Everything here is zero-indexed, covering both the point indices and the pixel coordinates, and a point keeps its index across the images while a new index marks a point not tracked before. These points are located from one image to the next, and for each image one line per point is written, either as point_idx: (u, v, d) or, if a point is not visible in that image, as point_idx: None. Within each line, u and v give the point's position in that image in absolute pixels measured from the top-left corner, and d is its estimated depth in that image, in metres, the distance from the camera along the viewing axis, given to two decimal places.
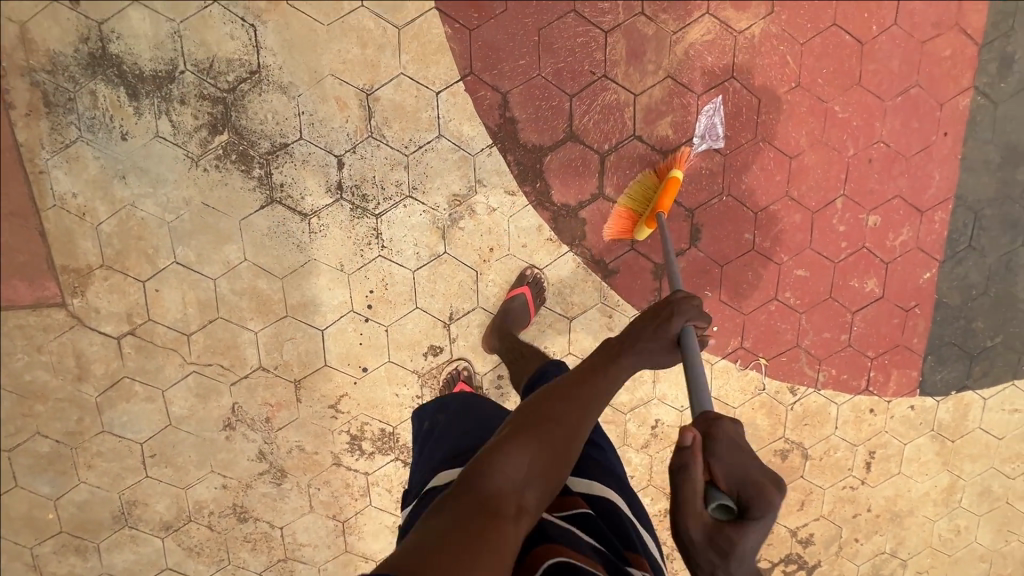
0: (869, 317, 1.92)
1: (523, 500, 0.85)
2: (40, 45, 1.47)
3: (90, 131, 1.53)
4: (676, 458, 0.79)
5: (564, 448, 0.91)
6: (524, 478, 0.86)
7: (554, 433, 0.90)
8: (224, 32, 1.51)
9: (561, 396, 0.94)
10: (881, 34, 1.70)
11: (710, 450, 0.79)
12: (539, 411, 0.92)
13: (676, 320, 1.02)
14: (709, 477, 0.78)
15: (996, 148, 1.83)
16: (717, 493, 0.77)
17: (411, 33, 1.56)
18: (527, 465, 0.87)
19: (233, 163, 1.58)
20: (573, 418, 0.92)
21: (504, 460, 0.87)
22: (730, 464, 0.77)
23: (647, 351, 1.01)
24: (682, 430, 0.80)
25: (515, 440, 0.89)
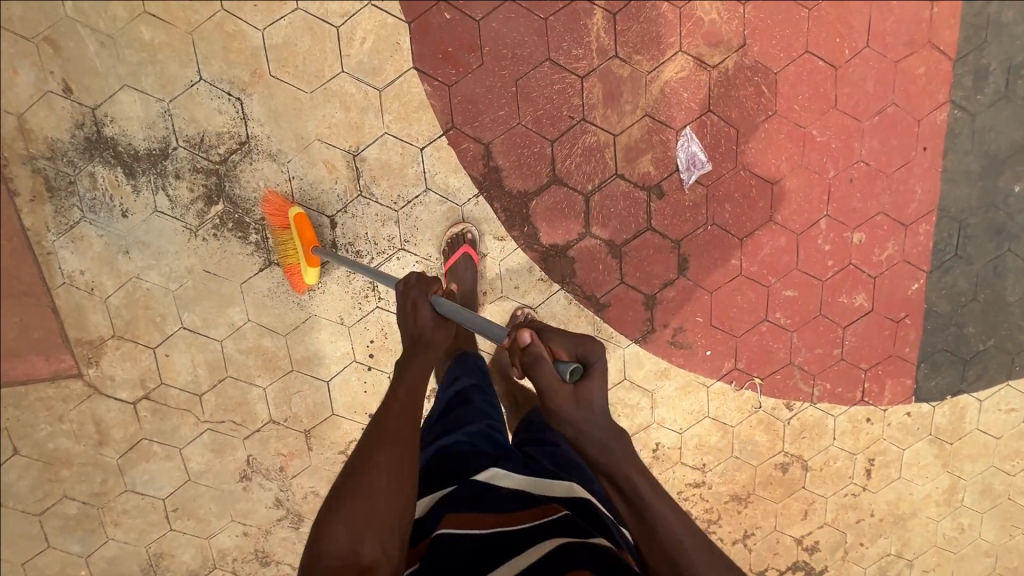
0: (860, 331, 1.96)
1: (363, 554, 0.96)
2: (38, 134, 1.53)
3: (92, 211, 1.59)
4: (528, 352, 1.03)
5: (387, 492, 1.02)
6: (351, 540, 0.97)
7: (375, 483, 1.01)
8: (212, 107, 1.56)
9: (365, 454, 1.05)
10: (854, 57, 1.72)
11: (543, 339, 1.05)
12: (353, 473, 1.03)
13: (422, 299, 1.22)
14: (555, 357, 1.04)
15: (976, 159, 1.85)
16: (565, 365, 1.02)
17: (392, 94, 1.60)
18: (346, 528, 0.98)
19: (230, 230, 1.64)
20: (384, 463, 1.04)
21: (333, 529, 0.98)
22: (563, 339, 1.04)
23: (421, 337, 1.21)
24: (519, 335, 1.05)
25: (343, 504, 1.00)
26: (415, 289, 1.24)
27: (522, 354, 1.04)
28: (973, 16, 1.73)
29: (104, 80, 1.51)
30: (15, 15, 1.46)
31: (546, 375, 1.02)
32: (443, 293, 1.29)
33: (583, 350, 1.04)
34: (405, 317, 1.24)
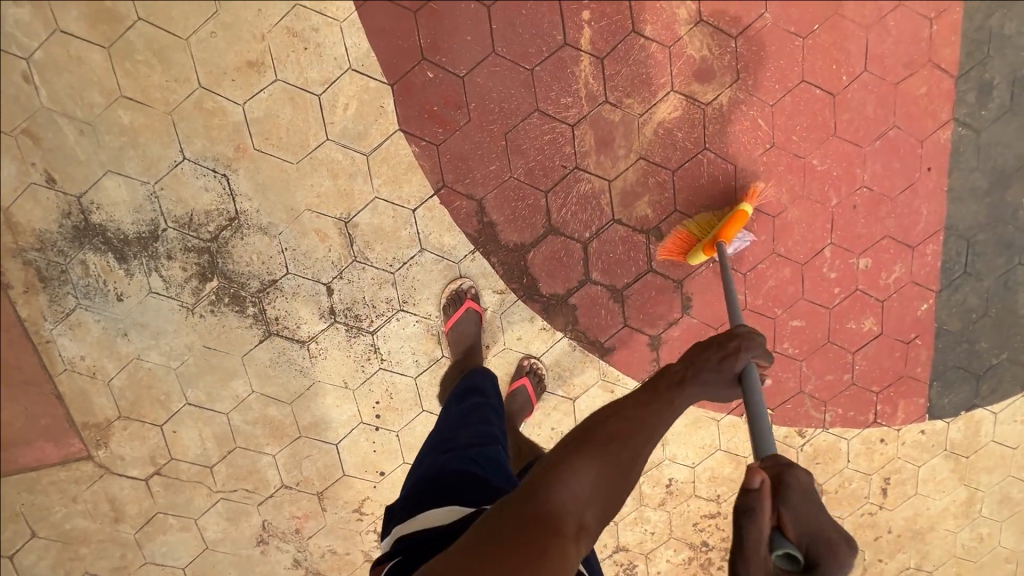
0: (870, 355, 1.93)
1: (582, 518, 0.89)
2: (26, 227, 1.51)
3: (87, 296, 1.58)
4: (746, 497, 0.86)
5: (622, 481, 0.92)
6: (586, 496, 0.89)
7: (621, 460, 0.93)
8: (198, 185, 1.53)
9: (620, 428, 0.96)
10: (852, 83, 1.66)
11: (778, 497, 0.85)
12: (616, 434, 0.95)
13: (741, 356, 1.08)
14: (777, 525, 0.84)
15: (983, 175, 1.80)
16: (785, 541, 0.83)
17: (379, 158, 1.57)
18: (594, 482, 0.90)
19: (227, 305, 1.63)
20: (630, 458, 0.94)
21: (574, 474, 0.90)
22: (801, 516, 0.83)
23: (703, 382, 1.06)
24: (750, 477, 0.87)
25: (581, 460, 0.92)
26: (756, 342, 1.09)
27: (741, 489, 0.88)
28: (975, 31, 1.66)
29: (87, 168, 1.49)
30: None
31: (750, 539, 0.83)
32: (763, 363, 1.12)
33: (815, 540, 0.81)
34: (705, 347, 1.11)
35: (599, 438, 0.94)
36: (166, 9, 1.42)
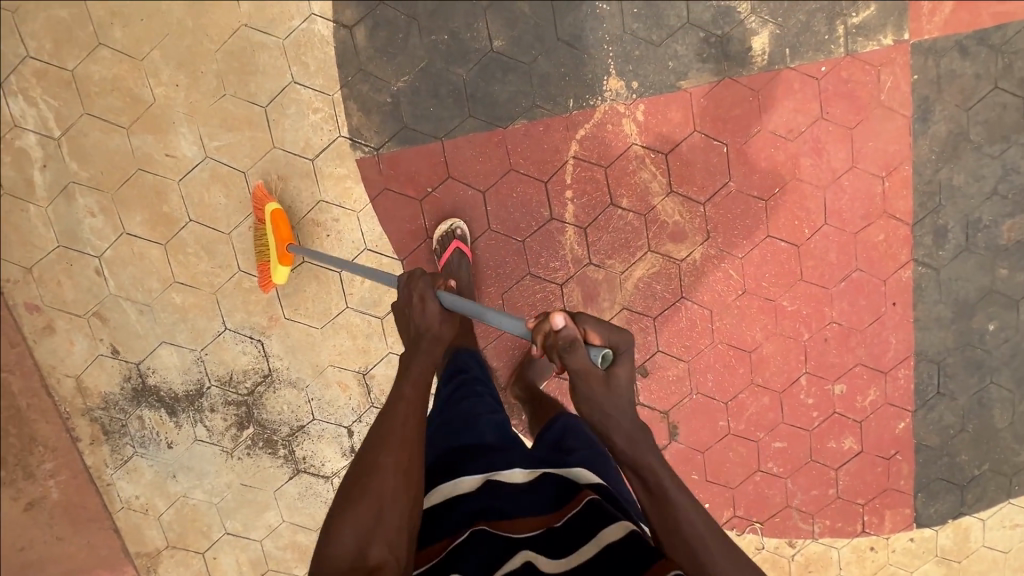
0: (853, 470, 2.05)
1: (369, 559, 0.91)
2: (94, 389, 1.76)
3: (142, 445, 1.82)
4: (561, 339, 1.02)
5: (393, 490, 0.98)
6: (360, 542, 0.93)
7: (379, 485, 0.98)
8: (237, 349, 1.77)
9: (403, 401, 1.08)
10: (813, 235, 1.84)
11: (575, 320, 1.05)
12: (376, 445, 1.02)
13: (427, 301, 1.20)
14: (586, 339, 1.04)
15: (947, 306, 1.94)
16: (596, 350, 1.02)
17: (392, 319, 1.79)
18: (357, 534, 0.94)
19: (261, 448, 1.85)
20: (382, 477, 0.99)
21: (336, 541, 0.94)
22: (596, 324, 1.05)
23: (428, 331, 1.19)
24: (552, 318, 1.02)
25: (347, 507, 0.97)
26: (420, 283, 1.23)
27: (555, 341, 1.03)
28: (925, 184, 1.83)
29: (145, 340, 1.74)
30: (68, 298, 1.70)
31: (577, 366, 1.02)
32: (447, 287, 1.30)
33: (614, 335, 1.05)
34: (406, 314, 1.22)
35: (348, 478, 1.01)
36: (212, 211, 1.68)
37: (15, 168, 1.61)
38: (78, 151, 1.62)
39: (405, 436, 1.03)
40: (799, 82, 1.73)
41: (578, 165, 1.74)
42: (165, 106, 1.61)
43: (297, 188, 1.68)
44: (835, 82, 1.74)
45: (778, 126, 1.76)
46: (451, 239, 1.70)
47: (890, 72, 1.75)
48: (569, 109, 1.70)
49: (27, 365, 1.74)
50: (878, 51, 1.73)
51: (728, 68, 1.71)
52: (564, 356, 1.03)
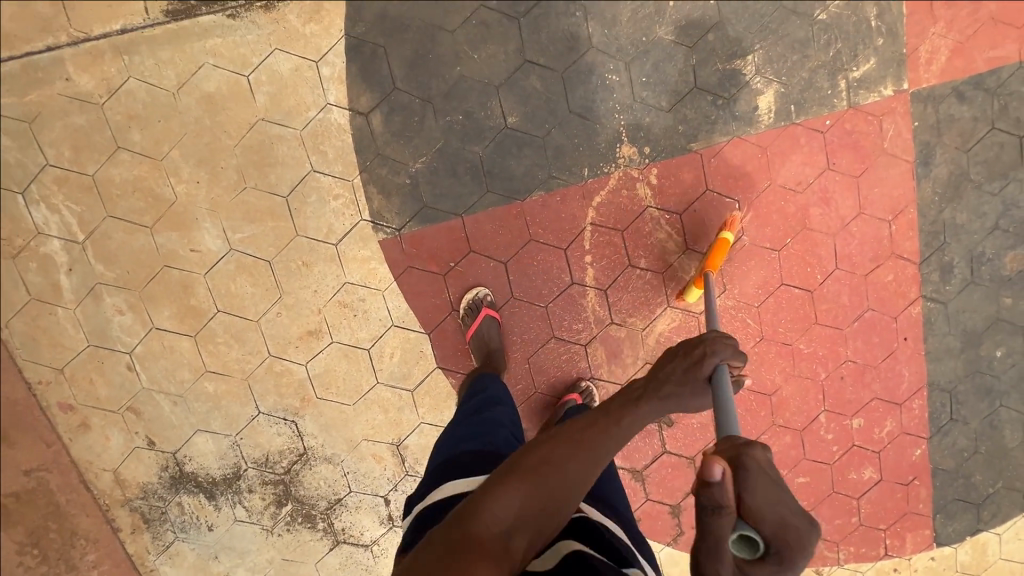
0: (873, 498, 2.11)
1: (512, 543, 0.85)
2: (132, 480, 1.78)
3: (183, 530, 1.84)
4: (703, 493, 0.77)
5: (562, 498, 0.91)
6: (515, 520, 0.87)
7: (554, 481, 0.91)
8: (272, 431, 1.80)
9: (617, 423, 0.98)
10: (826, 280, 1.90)
11: (737, 484, 0.77)
12: (566, 443, 0.95)
13: (709, 358, 1.02)
14: (741, 514, 0.77)
15: (955, 337, 2.00)
16: (746, 530, 0.76)
17: (422, 390, 1.82)
18: (518, 511, 0.87)
19: (301, 523, 1.87)
20: (550, 482, 0.91)
21: (490, 509, 0.86)
22: (759, 490, 0.76)
23: (669, 383, 1.02)
24: (708, 466, 0.77)
25: (518, 481, 0.90)
26: (714, 339, 1.04)
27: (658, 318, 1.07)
28: (930, 224, 1.89)
29: (180, 429, 1.76)
30: (102, 395, 1.71)
31: (714, 538, 0.75)
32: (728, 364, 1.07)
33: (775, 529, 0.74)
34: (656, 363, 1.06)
35: (528, 460, 0.93)
36: (239, 300, 1.70)
37: (41, 273, 1.62)
38: (103, 253, 1.63)
39: (595, 455, 0.94)
40: (805, 136, 1.78)
41: (596, 231, 1.77)
42: (187, 202, 1.62)
43: (321, 271, 1.71)
44: (839, 134, 1.79)
45: (787, 180, 1.81)
46: (477, 299, 1.74)
47: (891, 120, 1.80)
48: (584, 177, 1.73)
49: (64, 463, 1.75)
50: (879, 102, 1.78)
51: (736, 129, 1.75)
52: (698, 513, 0.77)
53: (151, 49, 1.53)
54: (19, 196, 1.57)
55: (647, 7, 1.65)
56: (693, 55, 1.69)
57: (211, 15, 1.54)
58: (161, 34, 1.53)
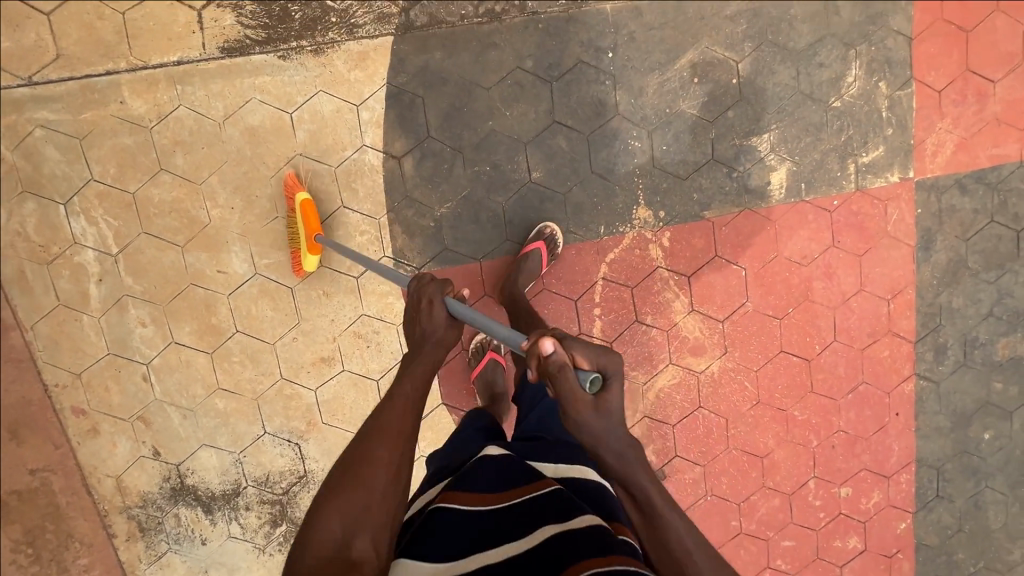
0: (857, 568, 2.13)
1: (352, 551, 0.91)
2: (133, 488, 1.81)
3: (176, 542, 1.86)
4: (549, 363, 0.97)
5: (380, 489, 0.98)
6: (344, 530, 0.93)
7: (366, 477, 0.98)
8: (275, 452, 1.84)
9: (392, 408, 1.06)
10: (823, 350, 1.96)
11: (562, 346, 0.98)
12: (359, 443, 1.03)
13: (439, 305, 1.17)
14: (575, 365, 0.97)
15: (945, 416, 2.06)
16: (585, 373, 0.96)
17: (425, 424, 1.87)
18: (342, 521, 0.94)
19: (293, 544, 1.90)
20: (365, 474, 0.98)
21: (311, 536, 0.93)
22: (587, 347, 0.97)
23: (430, 336, 1.16)
24: (541, 346, 0.97)
25: (332, 492, 0.97)
26: (430, 287, 1.19)
27: (545, 367, 0.98)
28: (927, 306, 1.97)
29: (186, 442, 1.80)
30: (115, 403, 1.76)
31: (566, 391, 0.96)
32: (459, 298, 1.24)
33: (605, 359, 0.97)
34: (416, 318, 1.19)
35: (338, 468, 1.01)
36: (258, 322, 1.76)
37: (72, 281, 1.68)
38: (133, 267, 1.69)
39: (388, 442, 1.02)
40: (813, 213, 1.86)
41: (606, 285, 1.84)
42: (219, 226, 1.69)
43: (339, 301, 1.77)
44: (845, 214, 1.88)
45: (793, 252, 1.88)
46: (483, 345, 1.79)
47: (895, 205, 1.89)
48: (600, 234, 1.81)
49: (69, 465, 1.79)
50: (885, 187, 1.87)
51: (748, 201, 1.84)
52: (555, 381, 0.97)
53: (204, 82, 1.62)
54: (61, 207, 1.64)
55: (673, 82, 1.74)
56: (713, 130, 1.78)
57: (264, 54, 1.63)
58: (215, 68, 1.62)
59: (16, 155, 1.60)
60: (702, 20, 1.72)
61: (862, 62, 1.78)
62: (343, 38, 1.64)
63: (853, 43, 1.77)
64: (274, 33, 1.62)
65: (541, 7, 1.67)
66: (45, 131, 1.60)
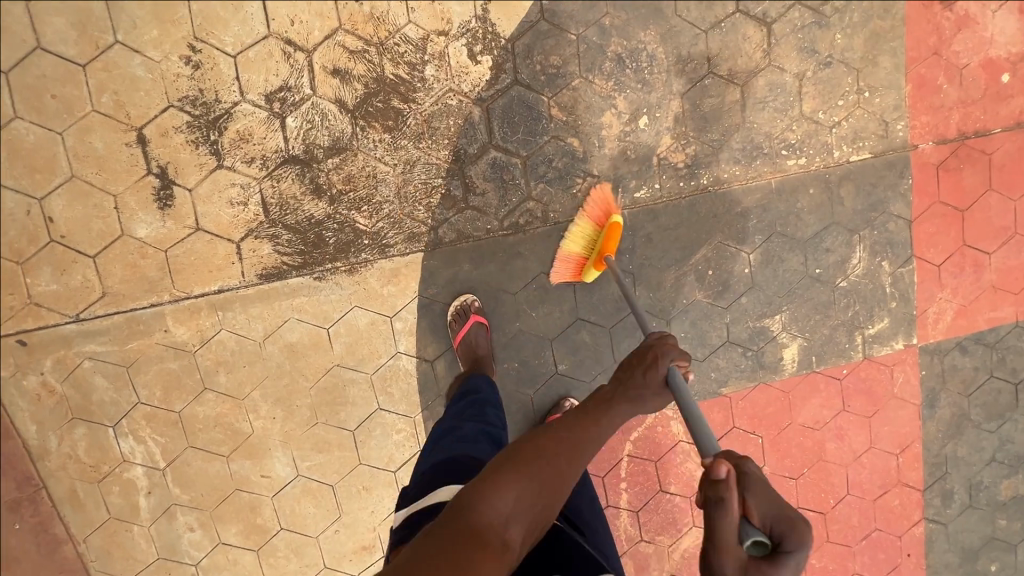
0: None
1: (509, 536, 0.86)
2: None
3: None
4: (711, 490, 0.84)
5: (551, 492, 0.94)
6: (512, 512, 0.88)
7: (545, 468, 0.94)
8: None
9: (591, 422, 1.04)
10: (837, 503, 2.06)
11: (743, 484, 0.85)
12: (563, 429, 1.02)
13: (659, 363, 1.11)
14: (745, 510, 0.85)
15: (955, 553, 2.15)
16: (753, 530, 0.83)
17: None
18: (517, 499, 0.89)
19: None
20: (538, 476, 0.93)
21: (506, 490, 0.89)
22: (768, 499, 0.84)
23: (634, 391, 1.10)
24: (715, 466, 0.85)
25: (515, 475, 0.92)
26: (670, 346, 1.14)
27: (706, 490, 0.85)
28: (933, 456, 2.07)
29: None
30: None
31: (720, 530, 0.83)
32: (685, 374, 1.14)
33: (781, 523, 0.82)
34: (632, 364, 1.13)
35: (523, 452, 0.96)
36: (301, 518, 1.84)
37: (122, 495, 1.75)
38: (180, 478, 1.76)
39: (586, 447, 1.01)
40: (825, 382, 1.96)
41: (631, 461, 1.93)
42: (262, 435, 1.77)
43: (377, 492, 1.85)
44: (854, 380, 1.98)
45: (806, 419, 1.98)
46: (465, 307, 1.73)
47: (901, 370, 1.99)
48: None
49: None
50: (891, 353, 1.97)
51: (763, 376, 1.93)
52: (709, 510, 0.84)
53: (243, 307, 1.69)
54: (110, 428, 1.71)
55: (689, 275, 1.83)
56: (728, 315, 1.87)
57: (301, 277, 1.70)
58: (253, 293, 1.69)
59: (65, 385, 1.67)
60: (715, 218, 1.82)
61: (865, 245, 1.89)
62: (375, 257, 1.71)
63: (857, 229, 1.87)
64: (309, 258, 1.69)
65: (563, 216, 1.76)
66: (93, 362, 1.67)
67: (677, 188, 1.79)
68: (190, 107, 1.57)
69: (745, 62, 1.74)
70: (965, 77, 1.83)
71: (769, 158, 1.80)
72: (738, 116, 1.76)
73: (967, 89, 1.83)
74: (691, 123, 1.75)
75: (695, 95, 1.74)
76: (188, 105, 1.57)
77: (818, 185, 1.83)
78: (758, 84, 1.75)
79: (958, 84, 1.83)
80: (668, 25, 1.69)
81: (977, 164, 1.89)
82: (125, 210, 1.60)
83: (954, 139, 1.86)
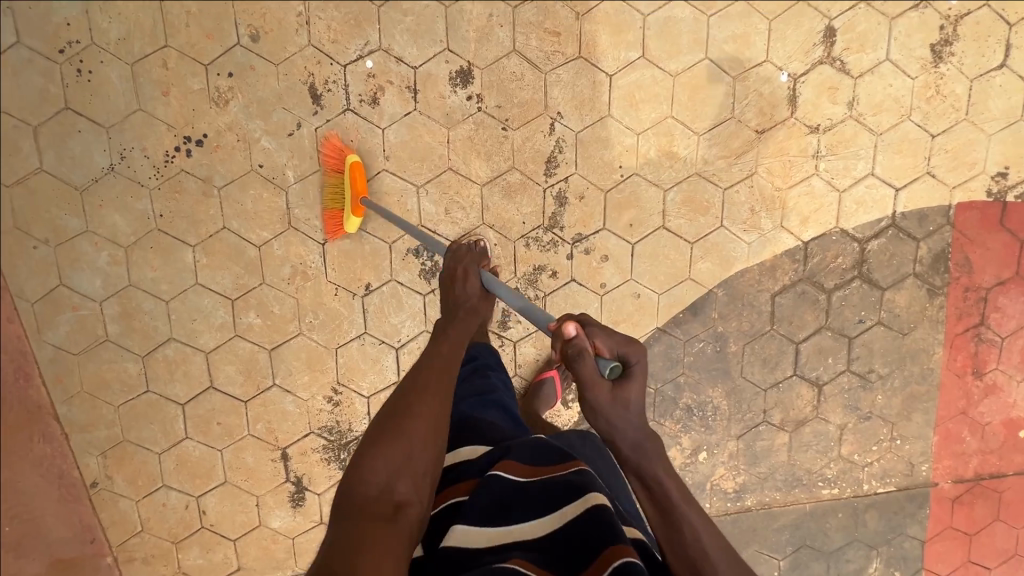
0: None
1: (396, 494, 0.92)
2: None
3: None
4: (569, 347, 0.87)
5: (421, 437, 0.99)
6: (390, 474, 0.94)
7: (411, 426, 0.99)
8: None
9: (436, 358, 1.12)
10: None
11: (588, 332, 0.89)
12: (414, 375, 1.09)
13: (469, 275, 1.28)
14: (598, 354, 0.88)
15: None
16: (605, 361, 0.87)
17: None
18: (387, 467, 0.94)
19: None
20: (421, 414, 1.01)
21: (373, 461, 0.95)
22: (607, 334, 0.88)
23: (464, 304, 1.25)
24: (563, 328, 0.87)
25: (384, 441, 0.97)
26: (466, 258, 1.31)
27: (563, 349, 0.87)
28: None
29: None
30: None
31: (586, 373, 0.86)
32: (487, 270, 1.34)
33: (625, 347, 0.88)
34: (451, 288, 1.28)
35: (382, 425, 1.00)
36: None
37: None
38: None
39: (443, 383, 1.07)
40: None
41: None
42: None
43: None
44: None
45: None
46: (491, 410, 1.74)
47: None
48: None
49: None
50: None
51: None
52: (575, 366, 0.87)
53: None
54: None
55: None
56: None
57: None
58: None
59: None
60: (754, 531, 2.10)
61: (881, 558, 2.17)
62: None
63: (876, 545, 2.15)
64: None
65: None
66: None
67: (724, 506, 2.08)
68: (327, 433, 1.88)
69: (795, 413, 2.00)
70: (986, 432, 2.08)
71: (807, 487, 2.08)
72: (783, 455, 2.04)
73: (987, 441, 2.09)
74: (743, 459, 2.03)
75: (749, 438, 2.01)
76: (326, 432, 1.88)
77: (846, 510, 2.11)
78: (805, 431, 2.02)
79: (980, 437, 2.09)
80: (733, 383, 1.96)
81: (988, 498, 2.15)
82: (264, 506, 1.92)
83: (971, 479, 2.13)
